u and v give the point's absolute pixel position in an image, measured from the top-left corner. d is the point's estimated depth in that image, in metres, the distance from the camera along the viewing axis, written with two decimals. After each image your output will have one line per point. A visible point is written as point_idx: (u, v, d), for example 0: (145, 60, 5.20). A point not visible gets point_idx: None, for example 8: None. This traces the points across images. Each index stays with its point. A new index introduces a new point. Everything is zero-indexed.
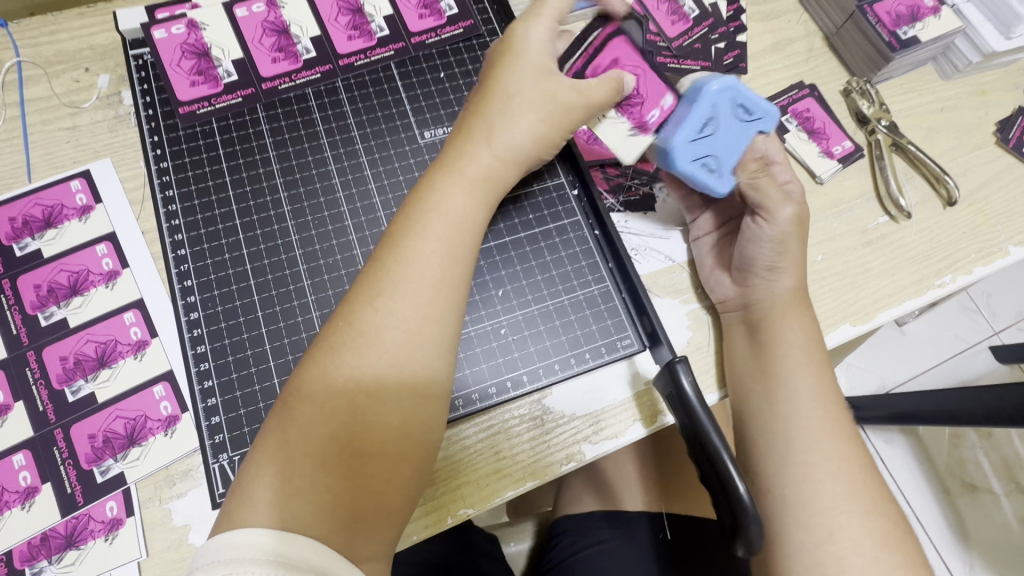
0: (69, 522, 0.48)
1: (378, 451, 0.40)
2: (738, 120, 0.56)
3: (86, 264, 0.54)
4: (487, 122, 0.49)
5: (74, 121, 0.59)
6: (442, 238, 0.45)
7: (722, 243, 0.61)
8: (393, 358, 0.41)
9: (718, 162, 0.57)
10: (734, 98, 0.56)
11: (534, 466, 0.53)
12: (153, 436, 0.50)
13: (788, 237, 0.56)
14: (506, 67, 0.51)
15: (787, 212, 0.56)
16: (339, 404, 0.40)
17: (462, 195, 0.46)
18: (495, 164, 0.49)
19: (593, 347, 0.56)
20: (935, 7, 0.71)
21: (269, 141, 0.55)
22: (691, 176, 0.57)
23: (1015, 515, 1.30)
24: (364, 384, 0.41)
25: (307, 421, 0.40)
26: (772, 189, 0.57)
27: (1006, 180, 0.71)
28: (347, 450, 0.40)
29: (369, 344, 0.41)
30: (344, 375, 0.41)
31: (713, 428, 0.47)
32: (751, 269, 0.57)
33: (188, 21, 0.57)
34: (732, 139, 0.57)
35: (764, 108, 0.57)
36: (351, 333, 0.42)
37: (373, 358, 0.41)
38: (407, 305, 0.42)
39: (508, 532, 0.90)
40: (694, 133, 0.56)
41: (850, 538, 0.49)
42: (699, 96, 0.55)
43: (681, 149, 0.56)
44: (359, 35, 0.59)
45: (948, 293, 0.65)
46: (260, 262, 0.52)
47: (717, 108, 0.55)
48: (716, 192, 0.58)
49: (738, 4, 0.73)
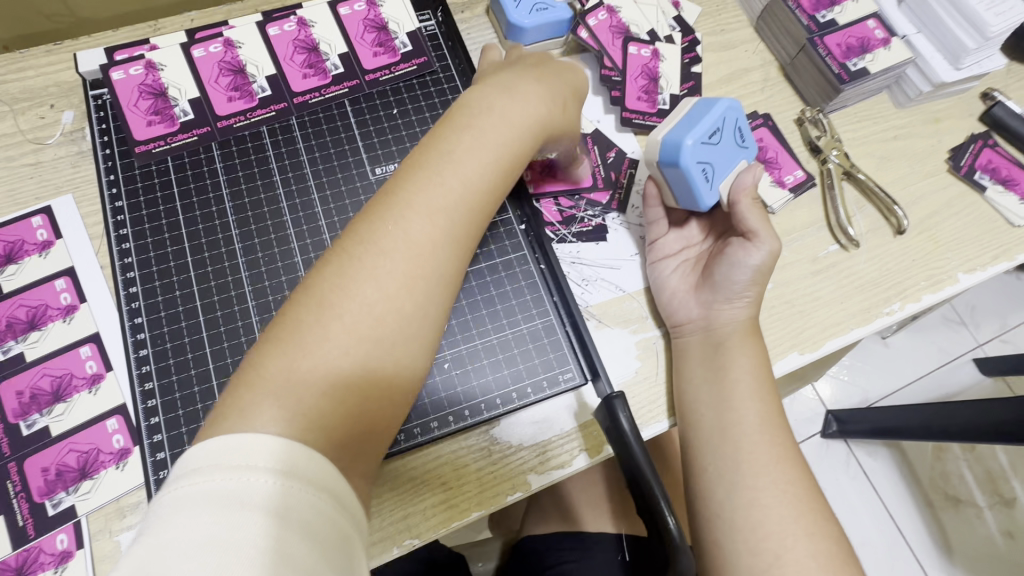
0: (20, 554, 0.49)
1: (380, 384, 0.43)
2: (736, 143, 0.60)
3: (44, 299, 0.56)
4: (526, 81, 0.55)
5: (37, 157, 0.60)
6: (464, 181, 0.48)
7: (688, 267, 0.63)
8: (406, 296, 0.43)
9: (713, 172, 0.59)
10: (735, 122, 0.60)
11: (481, 496, 0.54)
12: (105, 469, 0.51)
13: (767, 266, 0.58)
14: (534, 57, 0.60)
15: (771, 243, 0.57)
16: (345, 327, 0.41)
17: (490, 141, 0.50)
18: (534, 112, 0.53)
19: (535, 380, 0.58)
20: (887, 38, 0.72)
21: (223, 178, 0.57)
22: (691, 177, 0.58)
23: (999, 528, 1.30)
24: (370, 317, 0.42)
25: (309, 339, 0.41)
26: (763, 217, 0.58)
27: (958, 207, 0.72)
28: (339, 377, 0.41)
29: (381, 272, 0.43)
30: (352, 307, 0.42)
31: (645, 461, 0.48)
32: (724, 290, 0.59)
33: (146, 62, 0.58)
34: (729, 156, 0.59)
35: (752, 142, 0.62)
36: (374, 263, 0.43)
37: (387, 288, 0.43)
38: (431, 241, 0.45)
39: (476, 551, 0.92)
40: (704, 138, 0.57)
41: (794, 563, 0.50)
42: (711, 108, 0.58)
43: (691, 148, 0.57)
44: (314, 73, 0.61)
45: (896, 320, 0.66)
46: (209, 298, 0.53)
47: (725, 121, 0.59)
48: (704, 199, 0.59)
49: (692, 35, 0.75)
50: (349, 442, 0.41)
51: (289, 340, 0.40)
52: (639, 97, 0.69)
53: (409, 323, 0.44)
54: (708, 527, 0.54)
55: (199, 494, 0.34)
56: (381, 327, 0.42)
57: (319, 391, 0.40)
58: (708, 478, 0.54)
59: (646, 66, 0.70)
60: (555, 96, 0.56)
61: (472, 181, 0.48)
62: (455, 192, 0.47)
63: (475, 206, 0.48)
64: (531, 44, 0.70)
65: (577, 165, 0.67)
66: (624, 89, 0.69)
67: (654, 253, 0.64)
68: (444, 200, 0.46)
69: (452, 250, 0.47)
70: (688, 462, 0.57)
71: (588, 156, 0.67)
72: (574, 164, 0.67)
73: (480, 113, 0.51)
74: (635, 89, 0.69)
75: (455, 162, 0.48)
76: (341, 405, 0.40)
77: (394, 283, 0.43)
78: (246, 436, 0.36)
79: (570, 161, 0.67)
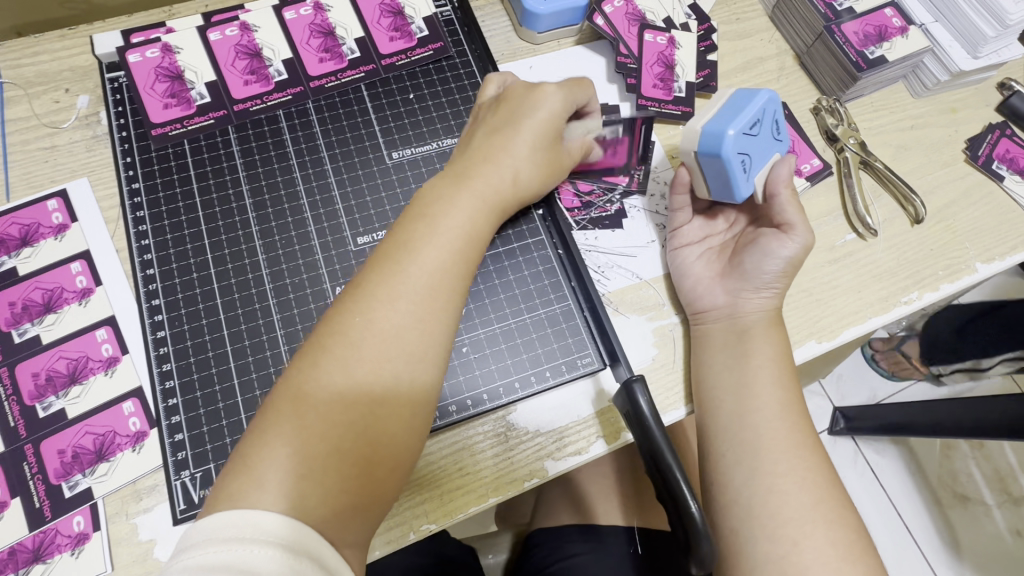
0: (36, 536, 0.49)
1: (367, 463, 0.42)
2: (772, 135, 0.59)
3: (60, 282, 0.56)
4: (505, 146, 0.54)
5: (52, 141, 0.60)
6: (434, 263, 0.47)
7: (712, 255, 0.63)
8: (375, 381, 0.43)
9: (751, 164, 0.58)
10: (773, 114, 0.59)
11: (497, 482, 0.54)
12: (121, 451, 0.51)
13: (799, 259, 0.58)
14: (511, 102, 0.56)
15: (806, 233, 0.57)
16: (322, 412, 0.41)
17: (460, 225, 0.49)
18: (506, 184, 0.53)
19: (554, 365, 0.57)
20: (904, 27, 0.71)
21: (240, 162, 0.57)
22: (729, 169, 0.56)
23: (1009, 526, 1.29)
24: (342, 402, 0.42)
25: (284, 429, 0.41)
26: (799, 210, 0.58)
27: (975, 197, 0.71)
28: (317, 460, 0.40)
29: (354, 359, 0.43)
30: (323, 396, 0.42)
31: (665, 445, 0.48)
32: (753, 281, 0.58)
33: (162, 45, 0.58)
34: (765, 149, 0.58)
35: (786, 135, 0.61)
36: (342, 350, 0.43)
37: (355, 374, 0.43)
38: (405, 323, 0.45)
39: (486, 542, 0.92)
40: (746, 129, 0.56)
41: (813, 548, 0.49)
42: (752, 99, 0.57)
43: (733, 138, 0.55)
44: (330, 58, 0.60)
45: (914, 309, 0.66)
46: (227, 281, 0.53)
47: (765, 114, 0.57)
48: (738, 191, 0.58)
49: (709, 23, 0.74)
50: (341, 518, 0.40)
51: (263, 433, 0.41)
52: (656, 85, 0.69)
53: (384, 407, 0.43)
54: (724, 515, 0.53)
55: (188, 567, 0.34)
56: (356, 410, 0.42)
57: (299, 476, 0.39)
58: (726, 465, 0.54)
59: (663, 54, 0.70)
60: (528, 157, 0.54)
61: (440, 264, 0.47)
62: (432, 278, 0.47)
63: (450, 286, 0.47)
64: (546, 31, 0.70)
65: (616, 149, 0.65)
66: (640, 78, 0.69)
67: (678, 240, 0.63)
68: (409, 285, 0.46)
69: (426, 329, 0.46)
70: (706, 449, 0.56)
71: (632, 137, 0.65)
72: (613, 146, 0.65)
73: (454, 196, 0.50)
74: (651, 77, 0.69)
75: (426, 248, 0.47)
76: (324, 484, 0.40)
77: (368, 370, 0.43)
78: (243, 514, 0.37)
79: (611, 142, 0.65)
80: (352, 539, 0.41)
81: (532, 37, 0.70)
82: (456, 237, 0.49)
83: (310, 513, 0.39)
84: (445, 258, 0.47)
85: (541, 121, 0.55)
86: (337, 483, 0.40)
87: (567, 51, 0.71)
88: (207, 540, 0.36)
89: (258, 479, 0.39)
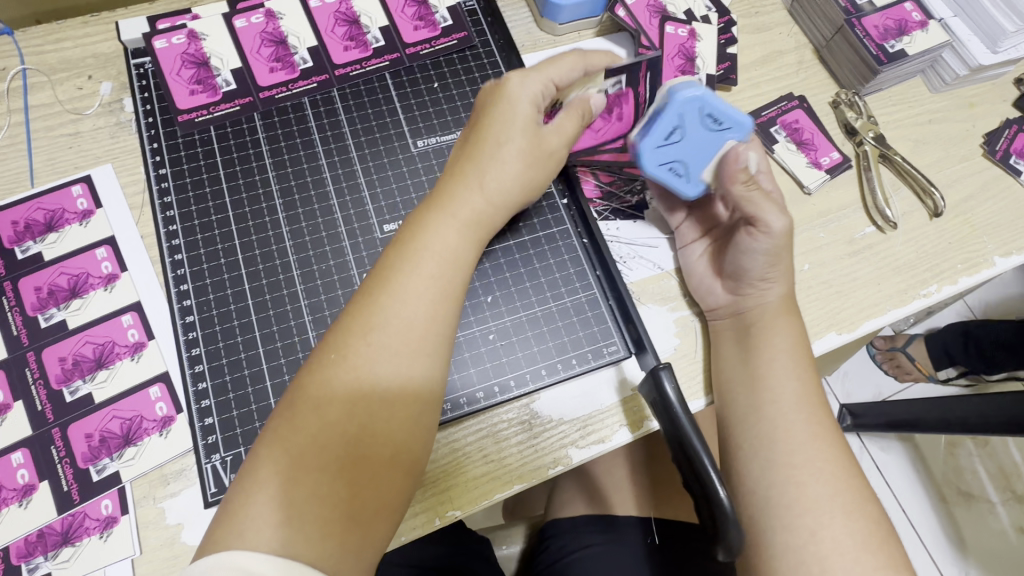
0: (65, 519, 0.49)
1: (350, 504, 0.40)
2: (707, 129, 0.57)
3: (85, 267, 0.55)
4: (476, 167, 0.50)
5: (76, 127, 0.60)
6: (406, 292, 0.44)
7: (715, 250, 0.61)
8: (349, 419, 0.41)
9: (686, 168, 0.59)
10: (702, 108, 0.56)
11: (522, 469, 0.54)
12: (148, 436, 0.51)
13: (781, 248, 0.56)
14: (494, 117, 0.51)
15: (781, 223, 0.55)
16: (299, 459, 0.40)
17: (431, 254, 0.46)
18: (482, 207, 0.50)
19: (580, 353, 0.58)
20: (923, 21, 0.72)
21: (266, 149, 0.57)
22: (661, 180, 0.59)
23: (1013, 524, 1.30)
24: (321, 441, 0.40)
25: (263, 477, 0.39)
26: (765, 200, 0.55)
27: (992, 192, 0.71)
28: (299, 504, 0.38)
29: (328, 399, 0.41)
30: (299, 439, 0.40)
31: (692, 430, 0.48)
32: (743, 279, 0.57)
33: (188, 31, 0.59)
34: (700, 147, 0.58)
35: (735, 118, 0.57)
36: (315, 395, 0.41)
37: (328, 414, 0.41)
38: (373, 359, 0.42)
39: (500, 534, 0.89)
40: (663, 141, 0.57)
41: (835, 537, 0.49)
42: (669, 105, 0.56)
43: (651, 154, 0.58)
44: (355, 46, 0.61)
45: (933, 302, 0.66)
46: (254, 267, 0.54)
47: (684, 117, 0.56)
48: (685, 194, 0.60)
49: (729, 16, 0.74)
50: (337, 553, 0.38)
51: (245, 482, 0.39)
52: (677, 77, 0.69)
53: (362, 448, 0.41)
54: (745, 504, 0.53)
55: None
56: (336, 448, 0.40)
57: (282, 520, 0.38)
58: (746, 455, 0.54)
59: (683, 46, 0.70)
60: (517, 175, 0.51)
61: (413, 292, 0.44)
62: (400, 311, 0.44)
63: (423, 316, 0.44)
64: (567, 22, 0.69)
65: (622, 105, 0.62)
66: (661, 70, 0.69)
67: (683, 237, 0.63)
68: (379, 318, 0.43)
69: (403, 358, 0.43)
70: (728, 439, 0.56)
71: (635, 89, 0.62)
72: (618, 103, 0.62)
73: (424, 226, 0.47)
74: (672, 69, 0.69)
75: (395, 281, 0.44)
76: (306, 528, 0.38)
77: (343, 412, 0.41)
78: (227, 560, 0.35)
79: (614, 98, 0.62)
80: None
81: (553, 28, 0.70)
82: (436, 263, 0.46)
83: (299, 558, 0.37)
84: (416, 290, 0.44)
85: (516, 131, 0.51)
86: (323, 527, 0.38)
87: (587, 43, 0.71)
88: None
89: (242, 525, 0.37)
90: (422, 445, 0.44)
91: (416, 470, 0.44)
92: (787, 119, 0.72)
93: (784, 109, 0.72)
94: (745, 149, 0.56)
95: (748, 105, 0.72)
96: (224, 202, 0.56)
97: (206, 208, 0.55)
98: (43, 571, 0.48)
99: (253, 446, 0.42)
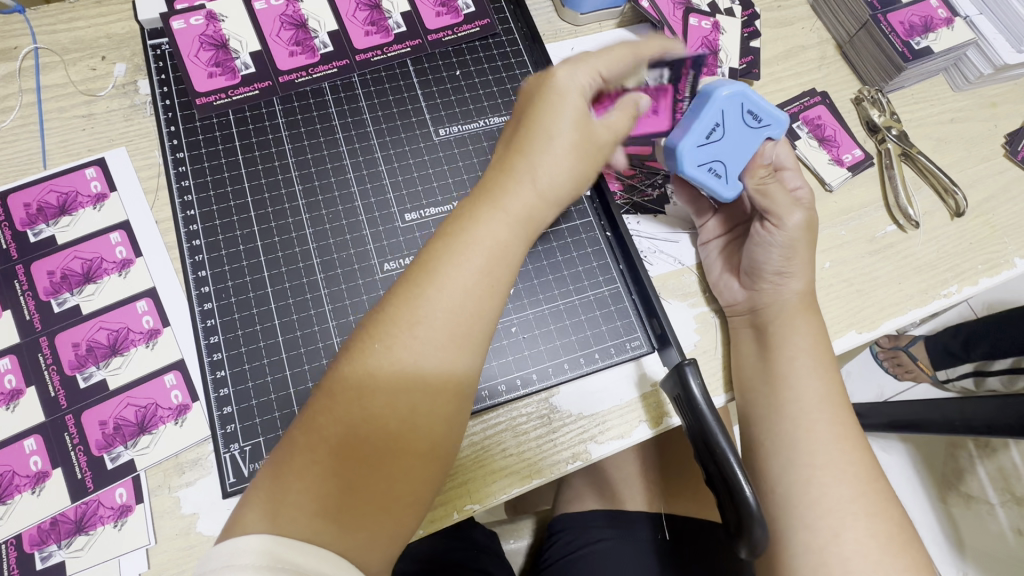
0: (79, 507, 0.48)
1: (378, 495, 0.39)
2: (748, 126, 0.56)
3: (99, 252, 0.54)
4: (527, 158, 0.46)
5: (89, 109, 0.58)
6: (454, 289, 0.42)
7: (734, 247, 0.61)
8: (387, 414, 0.40)
9: (726, 168, 0.56)
10: (744, 104, 0.55)
11: (540, 464, 0.53)
12: (164, 424, 0.50)
13: (799, 241, 0.55)
14: (550, 102, 0.48)
15: (796, 217, 0.55)
16: (334, 448, 0.39)
17: (477, 249, 0.43)
18: (535, 201, 0.46)
19: (602, 347, 0.57)
20: (949, 18, 0.71)
21: (286, 134, 0.58)
22: (699, 181, 0.56)
23: (1012, 526, 1.20)
24: (354, 436, 0.39)
25: (292, 466, 0.39)
26: (781, 192, 0.55)
27: (1015, 192, 0.71)
28: (329, 496, 0.38)
29: (366, 392, 0.40)
30: (333, 432, 0.39)
31: (718, 428, 0.46)
32: (760, 272, 0.57)
33: (207, 12, 0.59)
34: (741, 146, 0.56)
35: (773, 115, 0.56)
36: (353, 385, 0.40)
37: (364, 409, 0.39)
38: (415, 354, 0.41)
39: (508, 528, 0.87)
40: (704, 138, 0.55)
41: (856, 539, 0.49)
42: (710, 100, 0.55)
43: (690, 152, 0.55)
44: (376, 31, 0.61)
45: (953, 303, 0.66)
46: (274, 255, 0.54)
47: (727, 113, 0.55)
48: (722, 197, 0.57)
49: (753, 9, 0.73)
50: (359, 543, 0.39)
51: (275, 472, 0.39)
52: None
53: (399, 439, 0.40)
54: (764, 503, 0.53)
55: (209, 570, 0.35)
56: (368, 442, 0.39)
57: (310, 510, 0.38)
58: (766, 454, 0.54)
59: (706, 39, 0.69)
60: (568, 167, 0.47)
61: (462, 288, 0.42)
62: (445, 305, 0.42)
63: (468, 313, 0.42)
64: (589, 13, 0.68)
65: (658, 99, 0.59)
66: None
67: (702, 236, 0.63)
68: (425, 311, 0.41)
69: (442, 355, 0.41)
70: (748, 437, 0.56)
71: (677, 87, 0.58)
72: (655, 96, 0.59)
73: (470, 216, 0.45)
74: None
75: (439, 273, 0.42)
76: (331, 519, 0.38)
77: (380, 405, 0.40)
78: (250, 545, 0.36)
79: (653, 91, 0.58)
80: (376, 565, 0.40)
81: (575, 18, 0.68)
82: (483, 257, 0.43)
83: (328, 542, 0.37)
84: (460, 283, 0.42)
85: (568, 122, 0.47)
86: (351, 514, 0.38)
87: (609, 33, 0.70)
88: (223, 567, 0.35)
89: (274, 509, 0.38)
90: (456, 439, 0.43)
91: (448, 462, 0.43)
92: (809, 115, 0.71)
93: (806, 105, 0.71)
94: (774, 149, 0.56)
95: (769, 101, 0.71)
96: (243, 187, 0.56)
97: (225, 194, 0.55)
98: (56, 559, 0.47)
99: (286, 434, 0.41)
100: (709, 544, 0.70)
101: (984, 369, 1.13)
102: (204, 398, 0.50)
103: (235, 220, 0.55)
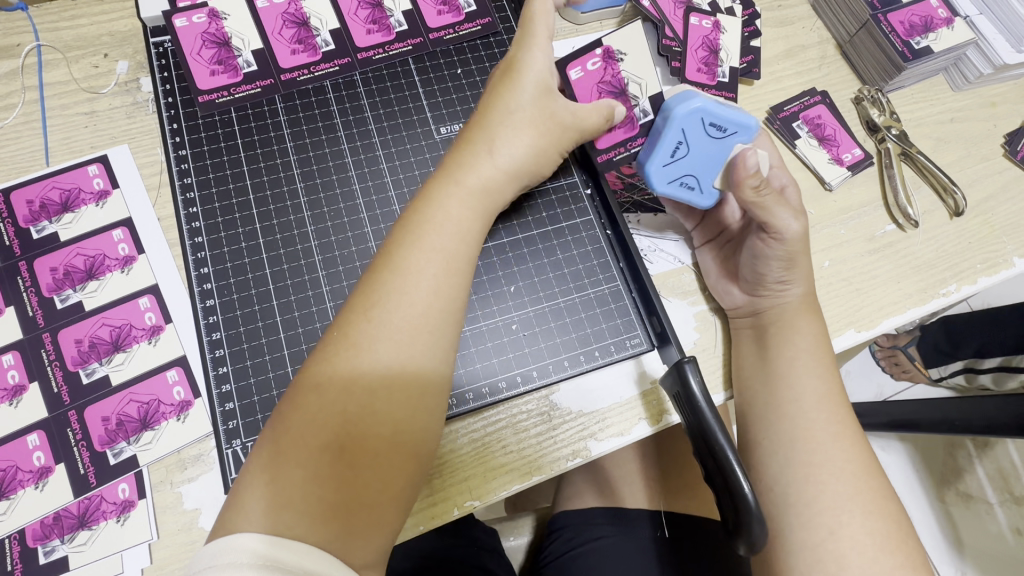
0: (82, 503, 0.48)
1: (354, 485, 0.39)
2: (712, 138, 0.54)
3: (101, 249, 0.55)
4: (484, 138, 0.50)
5: (92, 106, 0.58)
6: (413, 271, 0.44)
7: (727, 251, 0.60)
8: (354, 401, 0.41)
9: (697, 181, 0.57)
10: (703, 118, 0.54)
11: (539, 461, 0.53)
12: (166, 420, 0.50)
13: (798, 249, 0.54)
14: (499, 90, 0.52)
15: (795, 228, 0.53)
16: (303, 439, 0.39)
17: (437, 230, 0.46)
18: (491, 176, 0.49)
19: (602, 345, 0.58)
20: (949, 18, 0.71)
21: (287, 132, 0.58)
22: (674, 197, 0.57)
23: (1011, 526, 1.21)
24: (325, 426, 0.40)
25: (268, 463, 0.39)
26: (778, 204, 0.53)
27: (1013, 192, 0.71)
28: (305, 487, 0.38)
29: (331, 380, 0.41)
30: (303, 424, 0.40)
31: (718, 426, 0.47)
32: (762, 282, 0.56)
33: (210, 10, 0.59)
34: (710, 157, 0.55)
35: (739, 122, 0.54)
36: (317, 375, 0.41)
37: (332, 397, 0.40)
38: (379, 338, 0.42)
39: (508, 526, 0.87)
40: (670, 157, 0.55)
41: (853, 537, 0.49)
42: (667, 122, 0.54)
43: (658, 172, 0.56)
44: (378, 29, 0.61)
45: (952, 302, 0.66)
46: (276, 251, 0.54)
47: (687, 131, 0.54)
48: (700, 206, 0.58)
49: (753, 9, 0.74)
50: (341, 534, 0.39)
51: (252, 470, 0.40)
52: (700, 69, 0.68)
53: (366, 427, 0.41)
54: (761, 501, 0.53)
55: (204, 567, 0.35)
56: (341, 432, 0.40)
57: (288, 504, 0.38)
58: (764, 452, 0.54)
59: (707, 38, 0.69)
60: (525, 144, 0.51)
61: (423, 269, 0.44)
62: (404, 287, 0.43)
63: (428, 292, 0.44)
64: (590, 12, 0.68)
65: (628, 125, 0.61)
66: (683, 65, 0.68)
67: (698, 240, 0.63)
68: (385, 295, 0.43)
69: (407, 337, 0.42)
70: (746, 435, 0.56)
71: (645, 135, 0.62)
72: (627, 123, 0.61)
73: (431, 203, 0.47)
74: (695, 61, 0.68)
75: (399, 259, 0.44)
76: (310, 513, 0.38)
77: (348, 393, 0.41)
78: (232, 542, 0.36)
79: (632, 118, 0.61)
80: (361, 560, 0.40)
81: (576, 17, 0.69)
82: (443, 239, 0.46)
83: (306, 536, 0.37)
84: (419, 264, 0.44)
85: (519, 103, 0.51)
86: (331, 506, 0.39)
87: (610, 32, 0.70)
88: (211, 567, 0.35)
89: (254, 504, 0.38)
90: (426, 425, 0.43)
91: (421, 450, 0.43)
92: (809, 114, 0.71)
93: (806, 104, 0.72)
94: (755, 151, 0.54)
95: (769, 101, 0.72)
96: (245, 184, 0.56)
97: (226, 191, 0.56)
98: (59, 554, 0.47)
99: (262, 434, 0.41)
100: (710, 542, 0.70)
101: (975, 367, 1.12)
102: (208, 394, 0.51)
103: (236, 216, 0.55)
